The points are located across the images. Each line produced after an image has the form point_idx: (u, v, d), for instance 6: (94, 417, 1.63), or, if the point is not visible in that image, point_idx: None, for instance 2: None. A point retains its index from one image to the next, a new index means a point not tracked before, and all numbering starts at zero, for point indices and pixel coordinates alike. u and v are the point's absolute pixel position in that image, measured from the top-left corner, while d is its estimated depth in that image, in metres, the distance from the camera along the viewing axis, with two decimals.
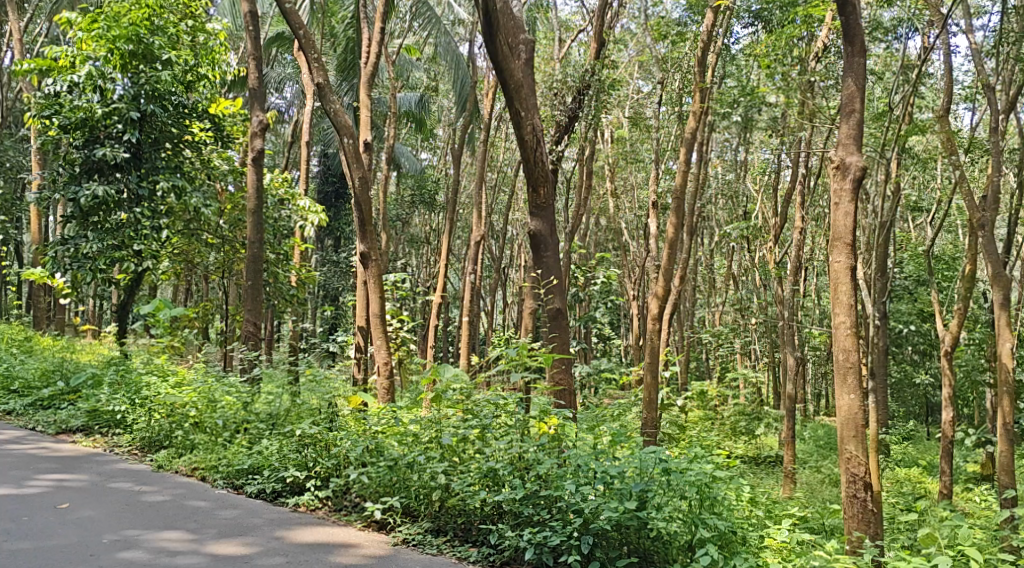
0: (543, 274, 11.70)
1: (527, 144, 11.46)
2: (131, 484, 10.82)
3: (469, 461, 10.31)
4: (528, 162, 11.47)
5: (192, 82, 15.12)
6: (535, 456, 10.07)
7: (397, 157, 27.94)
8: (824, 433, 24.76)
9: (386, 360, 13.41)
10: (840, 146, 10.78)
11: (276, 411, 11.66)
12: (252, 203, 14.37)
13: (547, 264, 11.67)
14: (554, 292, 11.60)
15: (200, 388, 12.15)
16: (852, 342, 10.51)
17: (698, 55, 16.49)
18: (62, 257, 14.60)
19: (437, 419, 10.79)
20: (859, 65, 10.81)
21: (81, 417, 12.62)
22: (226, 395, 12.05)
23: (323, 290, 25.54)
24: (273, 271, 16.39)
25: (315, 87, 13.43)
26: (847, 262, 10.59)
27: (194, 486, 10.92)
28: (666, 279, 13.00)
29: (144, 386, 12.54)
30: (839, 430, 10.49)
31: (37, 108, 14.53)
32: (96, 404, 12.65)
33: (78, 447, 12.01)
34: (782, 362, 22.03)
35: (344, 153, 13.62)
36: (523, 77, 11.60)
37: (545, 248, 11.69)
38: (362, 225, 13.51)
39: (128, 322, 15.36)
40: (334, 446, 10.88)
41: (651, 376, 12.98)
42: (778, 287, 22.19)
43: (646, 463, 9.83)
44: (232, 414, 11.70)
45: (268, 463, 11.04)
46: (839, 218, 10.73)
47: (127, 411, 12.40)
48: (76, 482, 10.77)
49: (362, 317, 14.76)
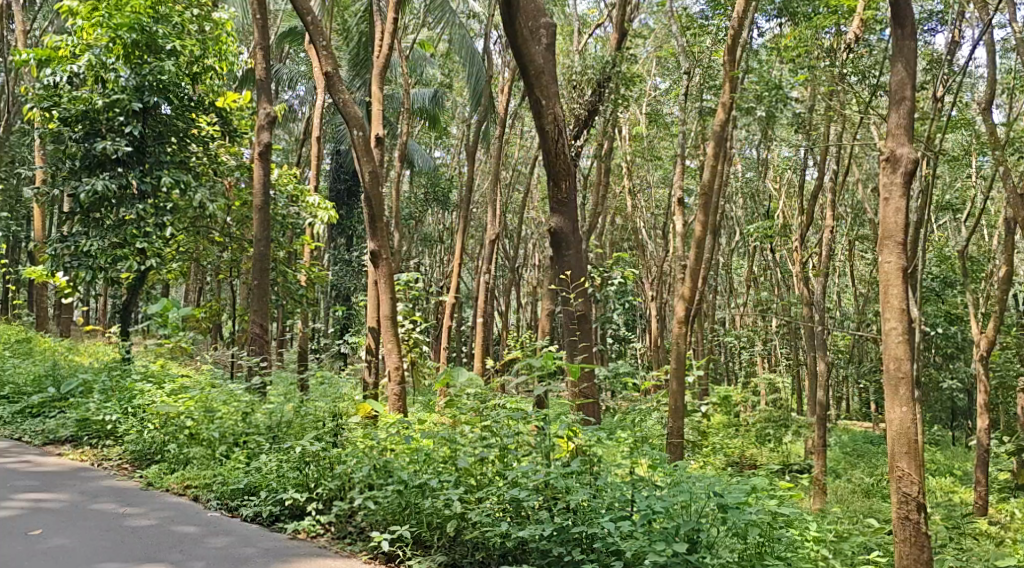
0: (565, 273, 11.06)
1: (548, 134, 10.80)
2: (115, 505, 10.19)
3: (489, 487, 9.83)
4: (549, 155, 10.82)
5: (198, 74, 14.58)
6: (564, 483, 9.54)
7: (411, 155, 27.28)
8: (850, 439, 24.01)
9: (397, 365, 12.88)
10: (890, 137, 10.44)
11: (278, 423, 11.16)
12: (258, 200, 13.80)
13: (568, 264, 11.02)
14: (577, 293, 10.91)
15: (197, 396, 11.57)
16: (905, 351, 10.19)
17: (730, 34, 14.10)
18: (62, 255, 14.02)
19: (451, 436, 10.29)
20: (910, 48, 10.45)
21: (71, 427, 11.97)
22: (224, 404, 11.46)
23: (335, 290, 24.92)
24: (281, 271, 15.76)
25: (323, 77, 12.83)
26: (898, 262, 10.28)
27: (184, 508, 10.28)
28: (693, 282, 12.28)
29: (137, 393, 11.94)
30: (891, 448, 10.16)
31: (36, 100, 13.95)
32: (86, 413, 11.99)
33: (65, 460, 11.36)
34: (809, 366, 21.29)
35: (354, 147, 13.00)
36: (545, 63, 10.94)
37: (566, 246, 11.04)
38: (372, 223, 12.96)
39: (131, 323, 14.73)
40: (339, 465, 10.32)
41: (677, 383, 12.30)
42: (803, 289, 21.51)
43: (698, 497, 9.25)
44: (230, 426, 11.16)
45: (266, 483, 10.42)
46: (888, 214, 10.38)
47: (119, 421, 11.76)
48: (54, 503, 10.16)
49: (373, 316, 14.19)
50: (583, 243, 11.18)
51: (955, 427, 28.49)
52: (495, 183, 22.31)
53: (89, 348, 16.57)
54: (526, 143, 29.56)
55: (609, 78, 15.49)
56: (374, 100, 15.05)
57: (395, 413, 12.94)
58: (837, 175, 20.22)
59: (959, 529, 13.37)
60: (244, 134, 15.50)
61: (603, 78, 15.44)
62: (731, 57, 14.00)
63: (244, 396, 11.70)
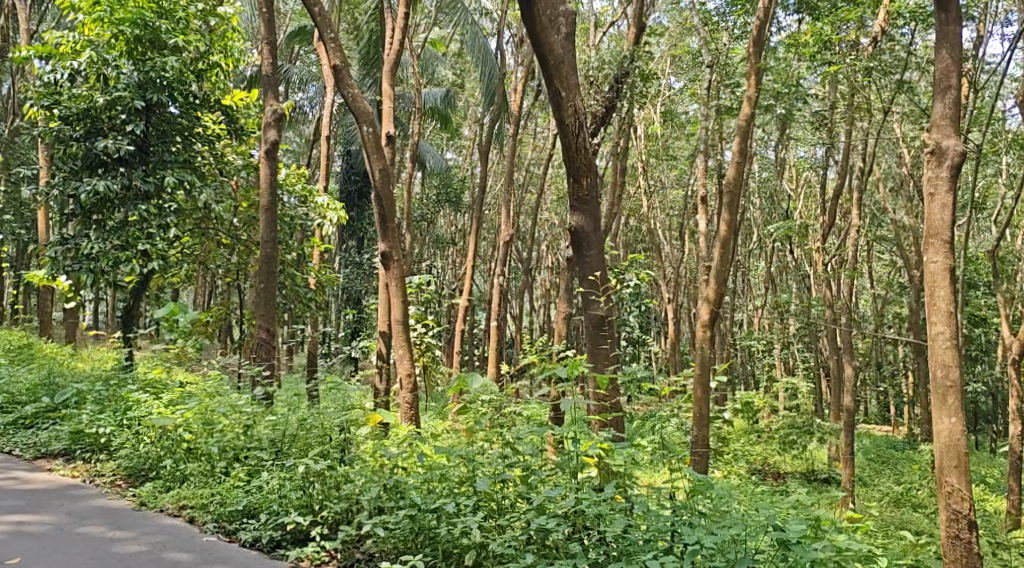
0: (586, 276, 10.48)
1: (568, 128, 10.25)
2: (104, 529, 9.73)
3: (510, 513, 9.41)
4: (568, 150, 10.26)
5: (203, 71, 14.18)
6: (595, 512, 9.09)
7: (423, 155, 26.80)
8: (875, 446, 23.34)
9: (409, 372, 12.43)
10: (935, 128, 10.49)
11: (280, 436, 10.72)
12: (265, 200, 13.37)
13: (588, 264, 10.50)
14: (597, 297, 10.37)
15: (197, 407, 11.09)
16: (953, 356, 10.25)
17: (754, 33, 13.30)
18: (62, 258, 13.57)
19: (470, 455, 9.85)
20: (954, 34, 10.49)
21: (64, 440, 11.47)
22: (224, 415, 10.97)
23: (345, 293, 24.41)
24: (289, 274, 15.28)
25: (331, 71, 12.37)
26: (945, 262, 10.33)
27: (178, 531, 9.82)
28: (718, 285, 11.73)
29: (133, 404, 11.47)
30: (941, 462, 10.24)
31: (35, 98, 13.53)
32: (79, 425, 11.49)
33: (54, 476, 10.86)
34: (834, 370, 20.67)
35: (364, 144, 12.56)
36: (564, 54, 10.42)
37: (587, 246, 10.50)
38: (384, 223, 12.51)
39: (133, 327, 14.30)
40: (346, 485, 9.89)
41: (702, 390, 11.79)
42: (826, 291, 20.93)
43: (753, 534, 8.83)
44: (230, 439, 10.70)
45: (267, 504, 9.96)
46: (934, 211, 10.45)
47: (113, 434, 11.28)
48: (39, 526, 9.72)
49: (384, 320, 13.72)
50: (605, 244, 10.65)
51: (980, 431, 27.80)
52: (509, 184, 21.75)
53: (90, 353, 16.11)
54: (540, 144, 29.09)
55: (627, 74, 14.98)
56: (385, 97, 14.60)
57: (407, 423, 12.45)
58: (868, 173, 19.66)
59: (996, 541, 12.84)
60: (251, 134, 15.09)
61: (621, 74, 14.94)
62: (757, 48, 13.07)
63: (247, 407, 11.23)
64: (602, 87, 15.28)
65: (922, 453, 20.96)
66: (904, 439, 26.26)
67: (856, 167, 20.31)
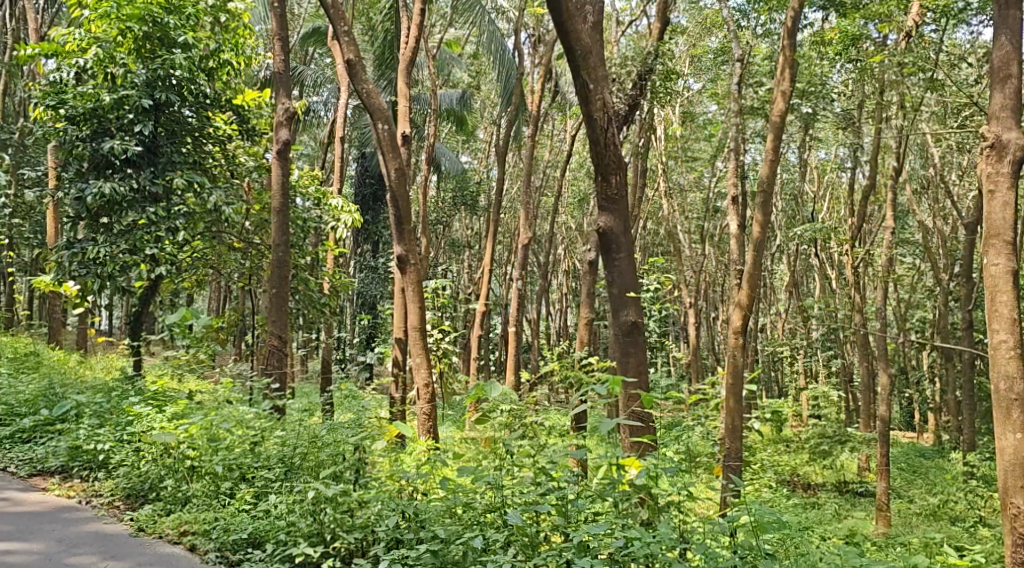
0: (615, 281, 9.84)
1: (596, 122, 9.61)
2: (96, 559, 9.25)
3: (546, 550, 8.84)
4: (595, 145, 9.62)
5: (214, 69, 13.70)
6: (645, 551, 8.53)
7: (438, 157, 26.31)
8: (905, 455, 22.65)
9: (426, 382, 11.96)
10: (996, 120, 10.24)
11: (290, 454, 10.21)
12: (276, 202, 12.88)
13: (616, 268, 9.91)
14: (625, 303, 9.81)
15: (201, 422, 10.59)
16: (1017, 366, 9.97)
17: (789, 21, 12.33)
18: (67, 263, 13.13)
19: (499, 482, 9.29)
20: (1014, 20, 10.25)
21: (62, 456, 10.95)
22: (229, 431, 10.48)
23: (360, 298, 23.88)
24: (302, 278, 14.79)
25: (344, 66, 11.87)
26: (1007, 264, 10.08)
27: (175, 561, 9.33)
28: (750, 289, 11.18)
29: (135, 419, 10.97)
30: (1006, 480, 9.92)
31: (40, 97, 13.07)
32: (77, 441, 10.99)
33: (49, 497, 10.35)
34: (863, 376, 20.03)
35: (379, 142, 12.09)
36: (591, 44, 9.85)
37: (615, 248, 9.86)
38: (399, 226, 12.03)
39: (140, 334, 13.84)
40: (358, 512, 9.47)
41: (734, 400, 11.26)
42: (855, 295, 20.32)
43: None
44: (235, 459, 10.27)
45: (271, 536, 9.49)
46: (995, 210, 10.19)
47: (112, 451, 10.78)
48: (27, 555, 9.24)
49: (401, 327, 13.24)
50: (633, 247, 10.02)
51: None
52: (527, 186, 21.21)
53: (96, 361, 15.62)
54: (557, 147, 28.61)
55: (651, 70, 14.51)
56: (400, 96, 14.13)
57: (424, 435, 11.99)
58: (903, 172, 19.06)
59: None
60: (262, 134, 14.65)
61: (645, 70, 14.47)
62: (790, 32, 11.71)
63: (255, 421, 10.74)
64: (625, 84, 14.82)
65: (954, 462, 20.32)
66: (932, 447, 25.61)
67: (885, 167, 19.77)
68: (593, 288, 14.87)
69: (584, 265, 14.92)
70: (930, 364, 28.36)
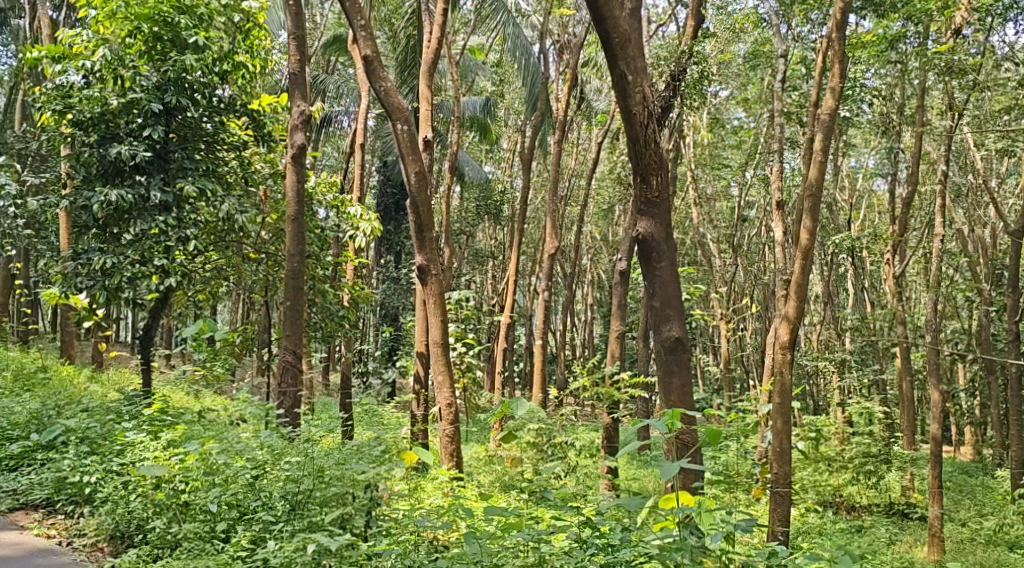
0: (656, 294, 9.05)
1: (635, 118, 8.83)
2: None
3: None
4: (634, 143, 8.84)
5: (228, 72, 13.06)
6: None
7: (461, 165, 25.66)
8: (949, 473, 21.73)
9: (449, 401, 11.25)
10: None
11: (292, 494, 9.53)
12: (291, 210, 12.24)
13: (658, 277, 9.11)
14: (667, 316, 9.00)
15: (197, 451, 9.90)
16: None
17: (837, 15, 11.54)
18: (73, 275, 12.51)
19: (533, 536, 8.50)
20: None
21: (46, 489, 10.27)
22: (226, 465, 9.79)
23: (382, 310, 23.22)
24: (320, 290, 14.14)
25: (362, 62, 11.22)
26: None
27: None
28: (798, 301, 10.40)
29: (128, 447, 10.26)
30: None
31: (46, 101, 12.45)
32: (64, 472, 10.27)
33: (26, 537, 9.64)
34: (905, 392, 19.17)
35: (398, 143, 11.41)
36: (632, 32, 9.06)
37: (657, 257, 9.02)
38: (420, 233, 11.35)
39: (148, 351, 13.18)
40: (372, 562, 8.77)
41: (780, 420, 10.50)
42: (895, 305, 19.49)
43: None
44: (228, 495, 9.56)
45: None
46: None
47: (99, 484, 10.06)
48: None
49: (422, 341, 12.57)
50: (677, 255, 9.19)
51: None
52: (553, 194, 20.49)
53: (103, 378, 14.98)
54: (582, 154, 27.92)
55: (685, 71, 13.84)
56: (421, 98, 13.47)
57: (448, 458, 11.28)
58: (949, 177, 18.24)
59: None
60: (278, 140, 13.99)
61: (679, 71, 13.80)
62: (840, 27, 10.89)
63: (257, 451, 10.00)
64: (659, 87, 14.10)
65: (1001, 480, 19.43)
66: (975, 462, 24.66)
67: (924, 172, 18.96)
68: (625, 300, 14.13)
69: (616, 275, 14.18)
70: (970, 376, 27.44)
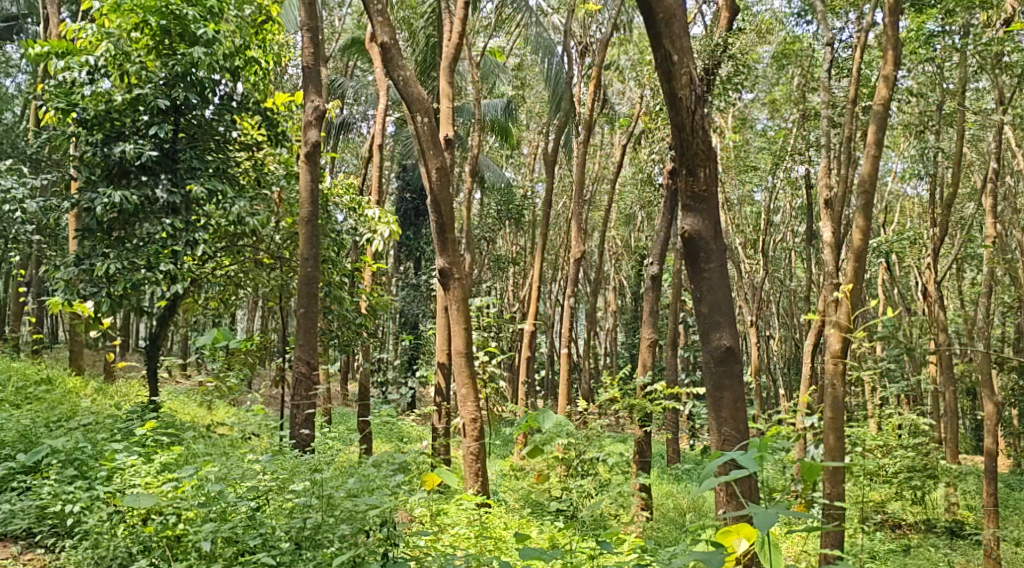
0: (704, 299, 8.27)
1: (681, 102, 8.11)
2: None
3: None
4: (680, 131, 8.13)
5: (240, 68, 12.43)
6: None
7: (482, 170, 24.98)
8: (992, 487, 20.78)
9: (473, 416, 10.54)
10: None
11: (299, 530, 8.67)
12: (304, 211, 11.57)
13: (705, 282, 8.29)
14: (712, 324, 8.25)
15: (192, 479, 9.19)
16: None
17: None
18: (78, 282, 11.88)
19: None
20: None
21: (28, 518, 9.53)
22: (221, 495, 8.97)
23: (401, 318, 22.51)
24: (336, 296, 13.40)
25: (379, 50, 10.55)
26: None
27: None
28: (850, 310, 9.78)
29: (120, 470, 9.51)
30: None
31: (48, 100, 11.83)
32: (45, 502, 9.58)
33: None
34: (949, 402, 18.27)
35: (418, 137, 10.73)
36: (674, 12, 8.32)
37: (704, 258, 8.24)
38: (441, 234, 10.67)
39: (155, 363, 12.53)
40: None
41: (833, 436, 9.79)
42: (938, 312, 18.60)
43: None
44: (221, 528, 8.76)
45: None
46: None
47: (83, 514, 9.37)
48: None
49: (444, 351, 11.93)
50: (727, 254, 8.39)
51: None
52: (577, 196, 19.72)
53: (112, 388, 14.33)
54: (605, 158, 27.14)
55: (719, 63, 13.39)
56: (442, 95, 12.82)
57: (473, 478, 10.57)
58: (994, 176, 17.35)
59: None
60: (292, 139, 13.35)
61: (713, 64, 13.34)
62: (893, 12, 10.06)
63: (256, 479, 9.22)
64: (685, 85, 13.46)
65: None
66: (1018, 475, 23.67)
67: (961, 171, 18.09)
68: (657, 307, 13.38)
69: (648, 280, 13.47)
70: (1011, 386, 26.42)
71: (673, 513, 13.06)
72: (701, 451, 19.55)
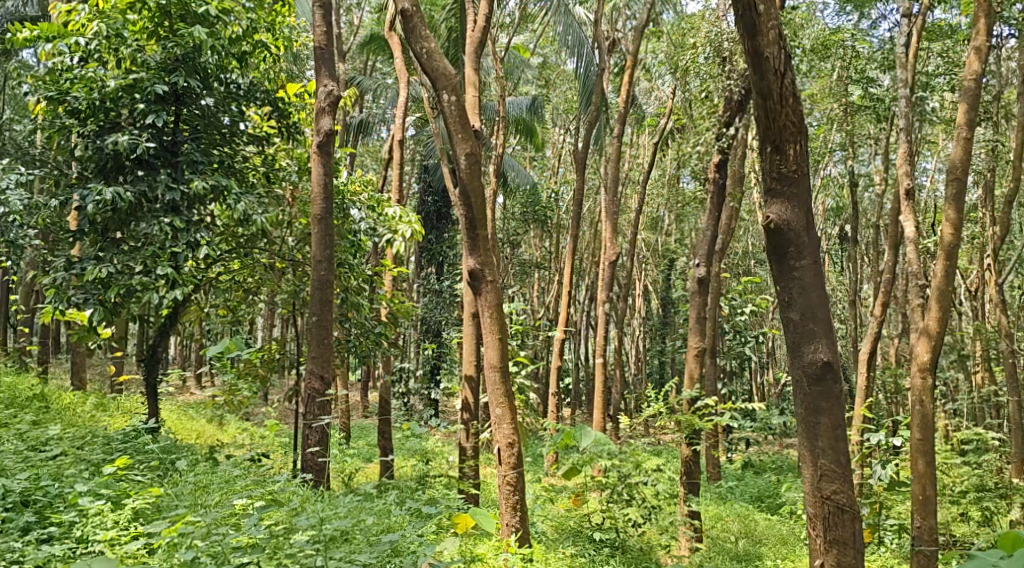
0: (794, 303, 7.17)
1: (768, 63, 7.10)
2: None
3: None
4: (767, 102, 7.07)
5: (248, 54, 11.37)
6: None
7: (507, 170, 23.81)
8: None
9: (509, 437, 9.38)
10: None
11: None
12: (318, 208, 10.46)
13: (791, 285, 7.18)
14: (805, 335, 7.12)
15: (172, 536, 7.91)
16: None
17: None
18: (67, 288, 10.77)
19: None
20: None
21: None
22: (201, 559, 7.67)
23: (423, 325, 21.37)
24: (353, 303, 12.29)
25: (401, 19, 9.47)
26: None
27: None
28: (941, 313, 9.17)
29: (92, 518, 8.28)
30: None
31: (38, 89, 10.80)
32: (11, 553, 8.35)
33: None
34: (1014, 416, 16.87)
35: (445, 120, 9.60)
36: None
37: (793, 255, 7.17)
38: (471, 230, 9.51)
39: (154, 378, 11.44)
40: None
41: (921, 463, 9.24)
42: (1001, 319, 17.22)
43: None
44: None
45: None
46: None
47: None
48: None
49: (472, 361, 10.80)
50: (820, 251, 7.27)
51: None
52: (608, 197, 18.48)
53: (110, 403, 13.24)
54: (635, 158, 25.82)
55: None
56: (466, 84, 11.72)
57: (511, 512, 9.36)
58: None
59: None
60: (306, 133, 12.27)
61: None
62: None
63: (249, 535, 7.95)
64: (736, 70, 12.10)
65: None
66: None
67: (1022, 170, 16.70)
68: (704, 315, 12.13)
69: (694, 284, 12.26)
70: None
71: (726, 541, 11.83)
72: (742, 467, 18.31)
